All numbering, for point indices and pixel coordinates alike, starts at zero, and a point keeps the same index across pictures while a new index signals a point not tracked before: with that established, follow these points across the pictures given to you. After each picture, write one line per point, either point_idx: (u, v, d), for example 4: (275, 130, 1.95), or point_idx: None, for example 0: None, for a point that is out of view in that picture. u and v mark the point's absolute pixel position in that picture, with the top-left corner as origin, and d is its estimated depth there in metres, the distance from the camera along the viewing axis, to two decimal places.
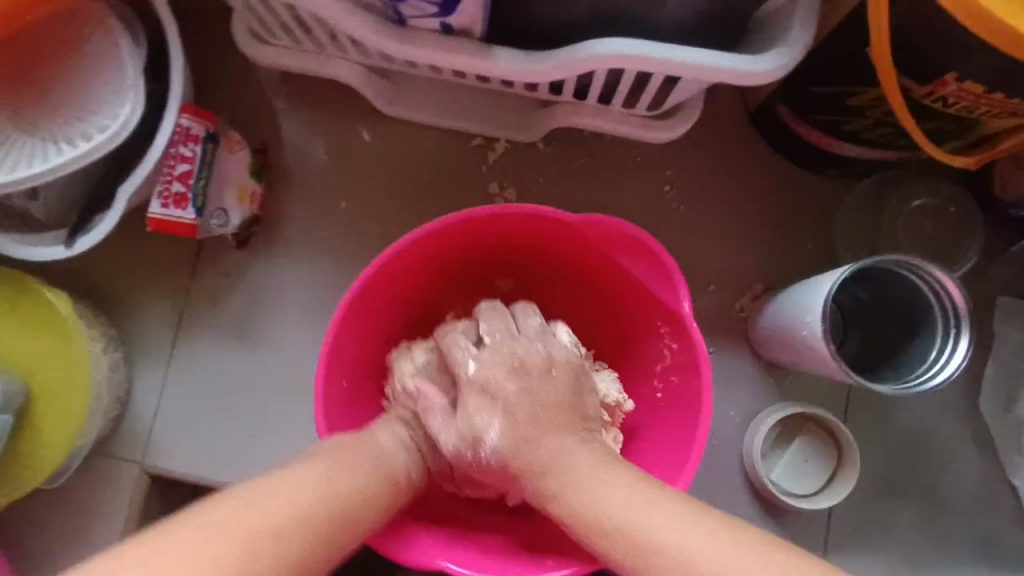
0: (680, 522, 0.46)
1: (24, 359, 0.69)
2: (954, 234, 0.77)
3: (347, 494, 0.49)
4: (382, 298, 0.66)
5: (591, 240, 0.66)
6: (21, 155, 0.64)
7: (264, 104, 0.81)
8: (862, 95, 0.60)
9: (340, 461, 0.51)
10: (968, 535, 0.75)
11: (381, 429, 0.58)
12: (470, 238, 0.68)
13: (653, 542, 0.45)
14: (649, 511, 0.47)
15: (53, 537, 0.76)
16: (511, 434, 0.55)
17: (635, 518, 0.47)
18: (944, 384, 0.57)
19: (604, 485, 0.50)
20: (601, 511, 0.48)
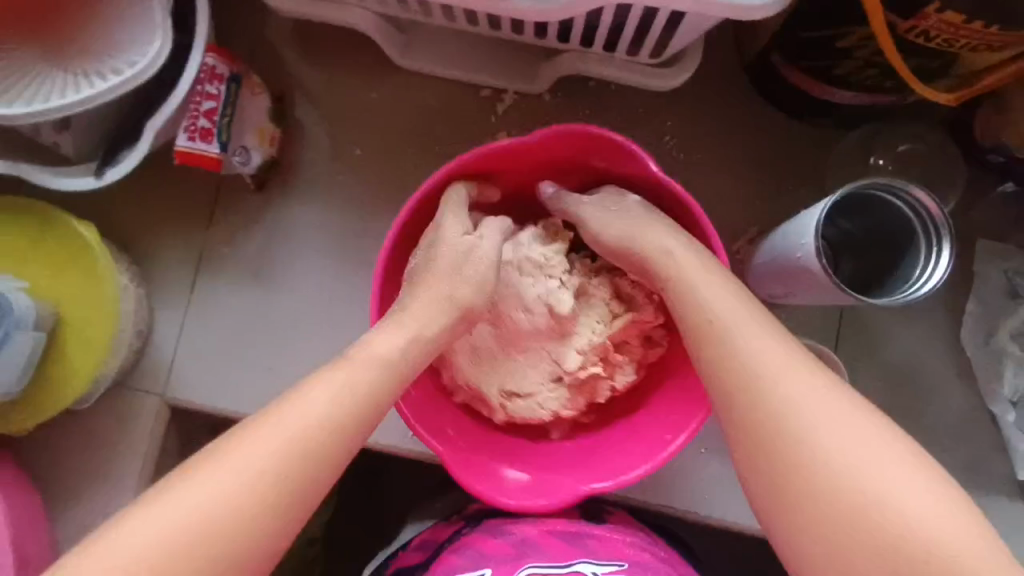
0: (773, 339, 0.57)
1: (53, 288, 0.71)
2: (936, 179, 0.82)
3: (348, 411, 0.56)
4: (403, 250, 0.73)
5: (573, 150, 0.72)
6: (54, 87, 0.67)
7: (281, 54, 0.84)
8: (849, 36, 0.65)
9: (342, 376, 0.57)
10: (949, 460, 0.80)
11: (384, 330, 0.61)
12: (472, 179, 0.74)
13: (749, 351, 0.56)
14: (751, 322, 0.58)
15: (78, 465, 0.78)
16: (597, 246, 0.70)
17: (740, 334, 0.57)
18: (929, 294, 0.60)
19: (708, 286, 0.60)
20: (712, 314, 0.59)
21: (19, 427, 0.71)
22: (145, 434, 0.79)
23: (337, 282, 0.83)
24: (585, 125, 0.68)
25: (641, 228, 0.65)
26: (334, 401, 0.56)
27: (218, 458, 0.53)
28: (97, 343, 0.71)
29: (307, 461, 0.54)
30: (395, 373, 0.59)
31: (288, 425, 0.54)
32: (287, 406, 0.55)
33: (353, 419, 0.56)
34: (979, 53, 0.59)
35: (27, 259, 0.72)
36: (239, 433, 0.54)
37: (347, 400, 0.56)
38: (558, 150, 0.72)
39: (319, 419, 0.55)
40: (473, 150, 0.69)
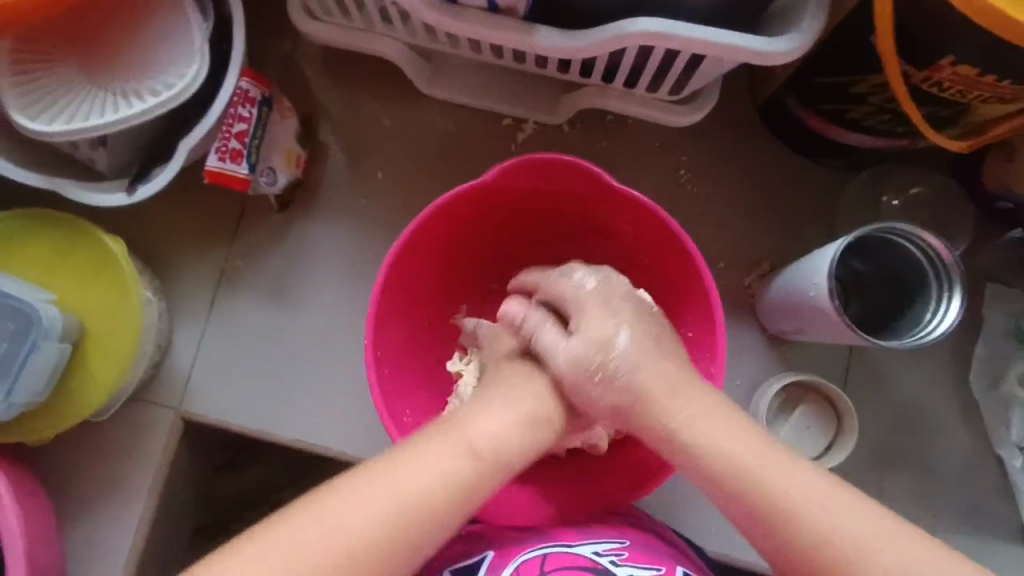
0: (820, 483, 0.53)
1: (79, 301, 0.73)
2: (946, 221, 0.83)
3: (450, 486, 0.54)
4: (394, 317, 0.71)
5: (524, 182, 0.71)
6: (92, 106, 0.69)
7: (309, 78, 0.87)
8: (864, 82, 0.67)
9: (449, 445, 0.55)
10: (956, 502, 0.80)
11: (494, 412, 0.59)
12: (437, 233, 0.72)
13: (789, 495, 0.52)
14: (787, 469, 0.54)
15: (90, 475, 0.79)
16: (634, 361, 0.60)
17: (775, 478, 0.53)
18: (938, 339, 0.62)
19: (729, 429, 0.56)
20: (745, 469, 0.54)
21: (40, 435, 0.72)
22: (159, 446, 0.80)
23: (352, 302, 0.85)
24: (518, 156, 0.67)
25: (672, 379, 0.59)
26: (441, 473, 0.54)
27: (307, 514, 0.50)
28: (118, 355, 0.72)
29: (393, 536, 0.51)
30: (502, 457, 0.57)
31: (392, 490, 0.52)
32: (330, 500, 0.51)
33: (451, 503, 0.53)
34: (994, 104, 0.60)
35: (55, 270, 0.74)
36: (280, 530, 0.49)
37: (453, 478, 0.54)
38: (508, 187, 0.72)
39: (420, 491, 0.53)
40: (431, 205, 0.68)
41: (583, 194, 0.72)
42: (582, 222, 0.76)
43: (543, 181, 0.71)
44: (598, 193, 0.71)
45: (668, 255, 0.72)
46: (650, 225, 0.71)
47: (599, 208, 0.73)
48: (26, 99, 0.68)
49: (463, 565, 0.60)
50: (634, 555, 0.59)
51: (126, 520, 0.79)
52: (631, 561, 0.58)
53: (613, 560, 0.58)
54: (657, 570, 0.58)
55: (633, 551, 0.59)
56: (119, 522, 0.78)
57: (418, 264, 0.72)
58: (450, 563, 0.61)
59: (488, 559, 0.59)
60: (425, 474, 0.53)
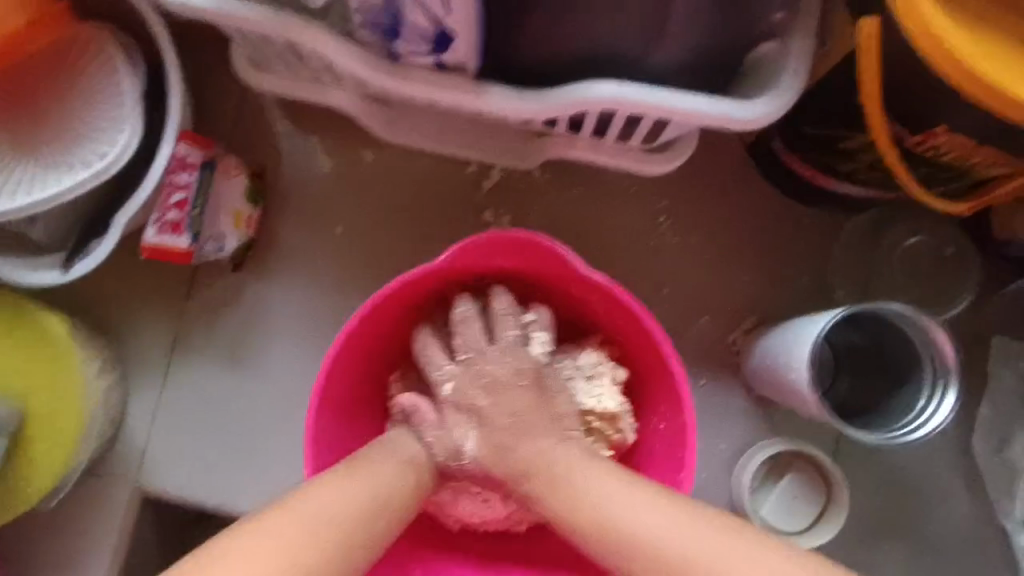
0: (710, 540, 0.49)
1: (21, 382, 0.70)
2: (950, 270, 0.76)
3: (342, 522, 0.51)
4: (342, 397, 0.67)
5: (485, 258, 0.66)
6: (20, 181, 0.65)
7: (262, 127, 0.81)
8: (853, 137, 0.60)
9: (334, 482, 0.53)
10: (959, 574, 0.75)
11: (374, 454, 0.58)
12: (390, 309, 0.68)
13: (677, 561, 0.49)
14: (673, 526, 0.50)
15: (44, 554, 0.76)
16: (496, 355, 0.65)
17: (666, 544, 0.50)
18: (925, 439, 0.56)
19: (636, 504, 0.52)
20: (630, 542, 0.51)
21: None
22: (114, 523, 0.77)
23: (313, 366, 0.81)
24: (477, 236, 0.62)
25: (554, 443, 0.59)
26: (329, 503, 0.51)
27: None
28: (66, 436, 0.70)
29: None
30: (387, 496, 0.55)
31: (272, 533, 0.48)
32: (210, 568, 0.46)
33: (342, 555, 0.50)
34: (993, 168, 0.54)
35: None
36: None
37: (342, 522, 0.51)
38: (468, 262, 0.67)
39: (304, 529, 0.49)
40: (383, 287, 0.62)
41: (549, 270, 0.67)
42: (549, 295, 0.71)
43: (504, 256, 0.66)
44: (565, 272, 0.66)
45: (640, 338, 0.67)
46: (621, 308, 0.66)
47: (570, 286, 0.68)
48: None
49: None
50: None
51: None
52: None
53: None
54: None
55: None
56: None
57: (369, 339, 0.68)
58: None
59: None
60: (311, 514, 0.50)
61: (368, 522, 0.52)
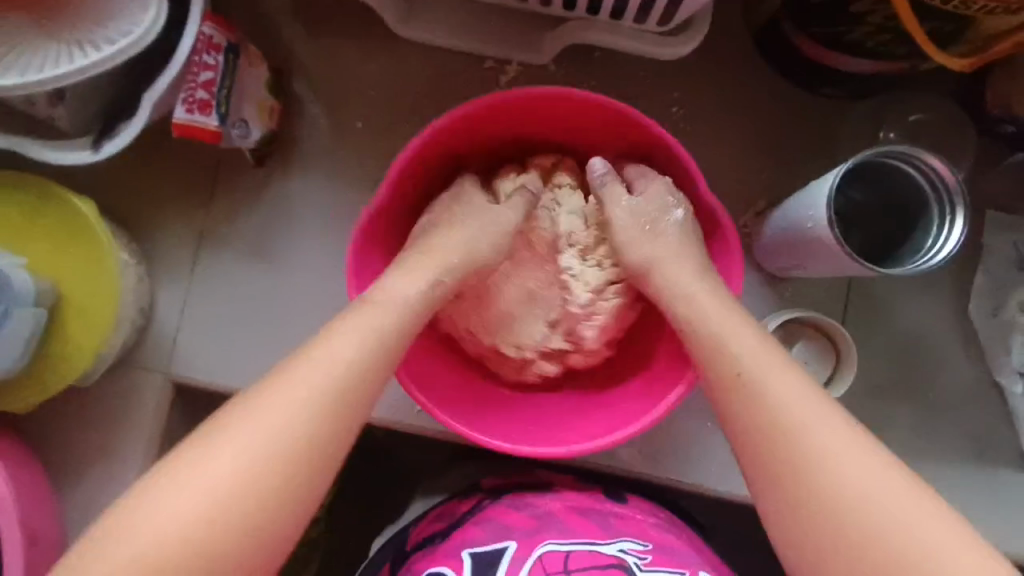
0: (871, 460, 0.53)
1: (54, 266, 0.71)
2: (947, 148, 0.80)
3: (362, 360, 0.57)
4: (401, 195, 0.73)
5: (531, 108, 0.72)
6: (47, 57, 0.65)
7: (281, 26, 0.82)
8: (861, 1, 0.64)
9: (351, 330, 0.58)
10: (957, 430, 0.80)
11: (390, 279, 0.62)
12: (450, 146, 0.73)
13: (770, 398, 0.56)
14: (816, 408, 0.56)
15: (81, 444, 0.78)
16: (655, 247, 0.67)
17: (763, 380, 0.57)
18: (949, 261, 0.60)
19: (805, 398, 0.56)
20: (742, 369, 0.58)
21: (25, 404, 0.70)
22: (151, 410, 0.79)
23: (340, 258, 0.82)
24: (495, 95, 0.68)
25: (674, 249, 0.66)
26: (348, 354, 0.57)
27: (240, 411, 0.54)
28: (99, 322, 0.70)
29: (326, 417, 0.55)
30: (410, 317, 0.61)
31: (308, 377, 0.55)
32: (263, 397, 0.54)
33: (365, 378, 0.57)
34: (998, 17, 0.57)
35: (26, 235, 0.71)
36: (250, 402, 0.54)
37: (364, 350, 0.57)
38: (522, 110, 0.72)
39: (337, 369, 0.56)
40: (427, 130, 0.67)
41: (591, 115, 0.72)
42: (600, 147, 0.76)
43: (547, 106, 0.71)
44: (607, 120, 0.72)
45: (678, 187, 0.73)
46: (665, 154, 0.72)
47: (541, 118, 0.74)
48: None
49: (484, 553, 0.67)
50: (658, 560, 0.66)
51: (124, 485, 0.78)
52: (655, 566, 0.65)
53: (637, 562, 0.65)
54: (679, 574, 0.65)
55: (655, 555, 0.67)
56: (117, 487, 0.78)
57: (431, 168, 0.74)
58: (471, 545, 0.67)
59: (511, 552, 0.66)
60: (332, 358, 0.56)
61: (394, 348, 0.59)
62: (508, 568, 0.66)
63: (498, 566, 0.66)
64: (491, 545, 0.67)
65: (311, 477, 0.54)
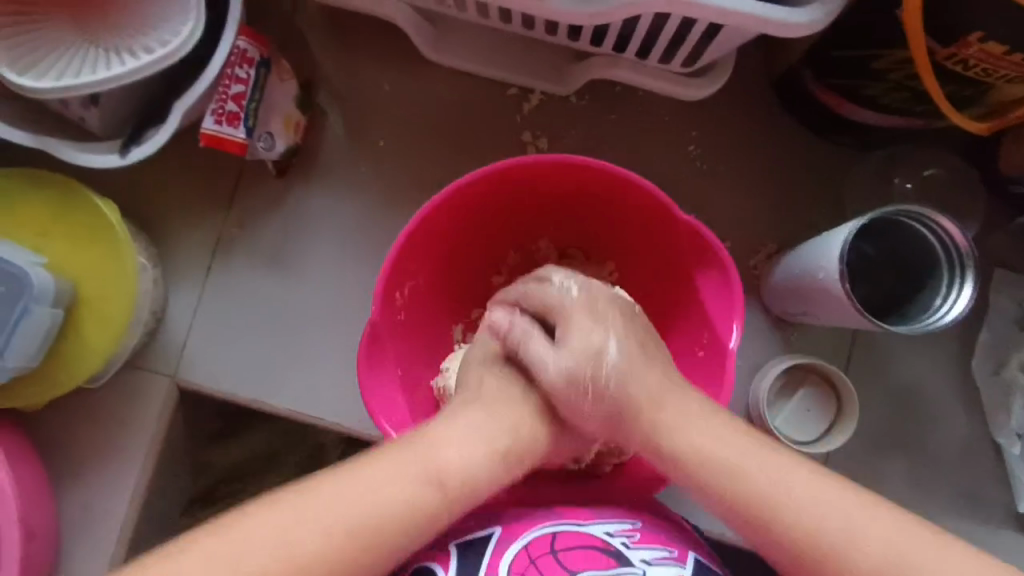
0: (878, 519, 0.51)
1: (73, 265, 0.71)
2: (959, 205, 0.81)
3: (429, 500, 0.52)
4: (418, 255, 0.71)
5: (535, 176, 0.71)
6: (83, 62, 0.66)
7: (312, 41, 0.83)
8: (883, 58, 0.65)
9: (428, 450, 0.53)
10: (954, 485, 0.81)
11: (462, 415, 0.57)
12: (461, 214, 0.73)
13: (756, 483, 0.53)
14: (808, 483, 0.52)
15: (83, 441, 0.79)
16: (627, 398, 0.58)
17: (743, 462, 0.54)
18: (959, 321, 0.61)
19: (797, 471, 0.53)
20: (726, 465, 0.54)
21: (35, 400, 0.71)
22: (154, 413, 0.79)
23: (350, 273, 0.83)
24: (501, 163, 0.68)
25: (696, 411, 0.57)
26: (421, 492, 0.52)
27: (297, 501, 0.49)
28: (113, 324, 0.71)
29: (379, 543, 0.50)
30: (485, 471, 0.54)
31: (381, 493, 0.51)
32: (321, 498, 0.50)
33: (428, 518, 0.52)
34: (1017, 84, 0.58)
35: (47, 233, 0.72)
36: (319, 489, 0.50)
37: (434, 491, 0.52)
38: (525, 179, 0.72)
39: (401, 499, 0.51)
40: (432, 203, 0.66)
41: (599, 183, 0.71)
42: (611, 214, 0.75)
43: (553, 174, 0.71)
44: (613, 188, 0.71)
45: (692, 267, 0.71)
46: (678, 232, 0.70)
47: (540, 194, 0.74)
48: (14, 53, 0.65)
49: (468, 537, 0.58)
50: (646, 538, 0.58)
51: (121, 485, 0.78)
52: (643, 544, 0.57)
53: (624, 542, 0.57)
54: (669, 552, 0.57)
55: (644, 533, 0.59)
56: (114, 487, 0.78)
57: (443, 233, 0.73)
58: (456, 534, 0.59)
59: (494, 535, 0.58)
60: (405, 479, 0.52)
61: (464, 488, 0.53)
62: (493, 551, 0.57)
63: (479, 555, 0.56)
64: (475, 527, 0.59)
65: None
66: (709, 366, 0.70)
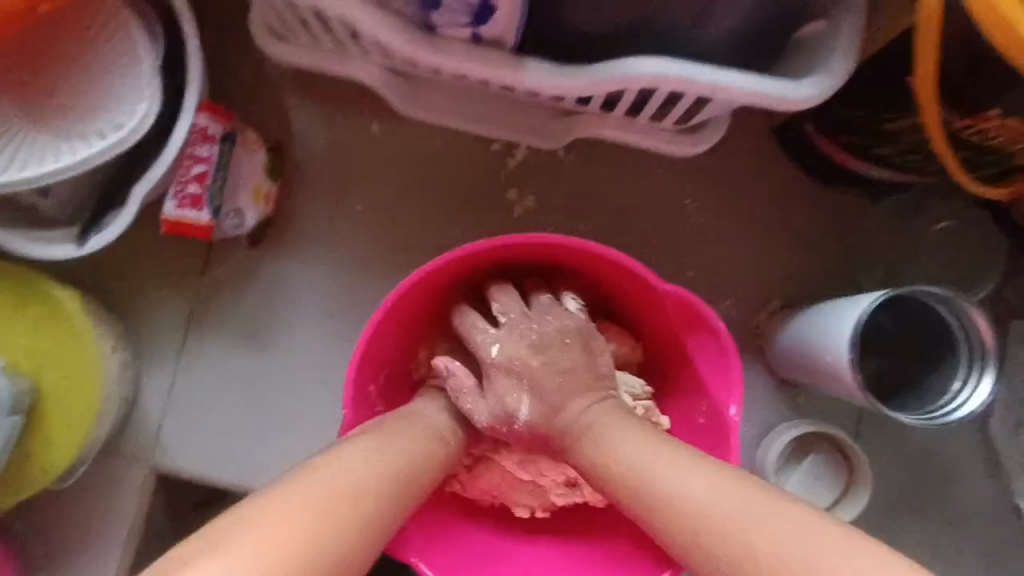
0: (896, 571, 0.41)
1: (34, 358, 0.68)
2: (974, 255, 0.77)
3: (317, 533, 0.45)
4: (388, 338, 0.66)
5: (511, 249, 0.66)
6: (32, 150, 0.62)
7: (281, 102, 0.79)
8: (898, 120, 0.60)
9: (308, 487, 0.47)
10: (975, 552, 0.76)
11: (352, 459, 0.51)
12: (435, 287, 0.67)
13: (743, 544, 0.44)
14: (812, 538, 0.43)
15: (57, 534, 0.75)
16: (541, 404, 0.58)
17: (730, 520, 0.46)
18: (972, 417, 0.59)
19: (797, 526, 0.44)
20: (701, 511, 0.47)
21: (1, 503, 0.67)
22: (131, 503, 0.76)
23: (331, 345, 0.79)
24: (466, 247, 0.62)
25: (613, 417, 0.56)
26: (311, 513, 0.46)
27: None
28: (80, 420, 0.67)
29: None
30: (372, 512, 0.49)
31: (261, 532, 0.43)
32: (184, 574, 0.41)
33: (333, 536, 0.46)
34: None
35: (5, 324, 0.68)
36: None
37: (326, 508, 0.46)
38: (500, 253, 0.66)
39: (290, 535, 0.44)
40: (396, 290, 0.61)
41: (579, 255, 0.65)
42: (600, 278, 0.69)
43: (530, 246, 0.65)
44: (595, 258, 0.65)
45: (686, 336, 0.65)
46: (671, 307, 0.64)
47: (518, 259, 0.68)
48: None
49: None
50: None
51: None
52: None
53: None
54: None
55: None
56: None
57: (416, 311, 0.68)
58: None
59: None
60: (284, 522, 0.44)
61: (351, 533, 0.47)
62: None
63: None
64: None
65: None
66: (709, 440, 0.64)
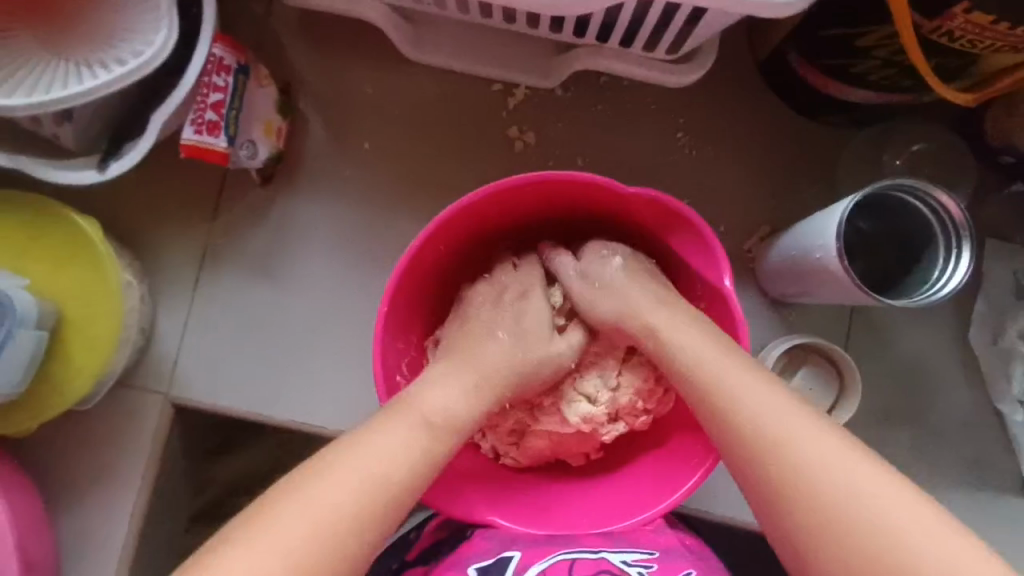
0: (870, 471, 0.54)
1: (55, 286, 0.70)
2: (949, 178, 0.82)
3: (400, 471, 0.57)
4: (402, 310, 0.71)
5: (495, 201, 0.71)
6: (54, 78, 0.64)
7: (289, 46, 0.82)
8: (870, 35, 0.65)
9: (397, 421, 0.59)
10: (960, 457, 0.81)
11: (436, 384, 0.62)
12: (439, 255, 0.72)
13: (775, 431, 0.57)
14: (823, 439, 0.56)
15: (77, 466, 0.77)
16: (619, 270, 0.68)
17: (767, 414, 0.57)
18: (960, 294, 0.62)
19: (813, 428, 0.56)
20: (743, 404, 0.59)
21: (24, 427, 0.69)
22: (150, 434, 0.78)
23: (342, 279, 0.82)
24: (451, 209, 0.67)
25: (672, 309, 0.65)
26: (398, 443, 0.58)
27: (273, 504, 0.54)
28: (100, 346, 0.69)
29: (367, 501, 0.55)
30: (449, 424, 0.61)
31: (357, 464, 0.56)
32: (297, 491, 0.55)
33: (411, 465, 0.58)
34: (1005, 53, 0.58)
35: (28, 254, 0.70)
36: (294, 492, 0.55)
37: (407, 439, 0.59)
38: (486, 208, 0.71)
39: (379, 462, 0.57)
40: (397, 270, 0.66)
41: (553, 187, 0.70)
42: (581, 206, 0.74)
43: (509, 192, 0.70)
44: (570, 188, 0.70)
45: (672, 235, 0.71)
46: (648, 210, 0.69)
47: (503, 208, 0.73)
48: None
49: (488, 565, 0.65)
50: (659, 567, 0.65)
51: (119, 509, 0.77)
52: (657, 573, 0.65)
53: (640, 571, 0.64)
54: None
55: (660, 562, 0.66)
56: (112, 511, 0.77)
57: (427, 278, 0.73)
58: (475, 560, 0.66)
59: (514, 560, 0.65)
60: (373, 452, 0.57)
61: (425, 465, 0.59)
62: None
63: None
64: (495, 555, 0.66)
65: (342, 535, 0.54)
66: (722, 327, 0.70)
